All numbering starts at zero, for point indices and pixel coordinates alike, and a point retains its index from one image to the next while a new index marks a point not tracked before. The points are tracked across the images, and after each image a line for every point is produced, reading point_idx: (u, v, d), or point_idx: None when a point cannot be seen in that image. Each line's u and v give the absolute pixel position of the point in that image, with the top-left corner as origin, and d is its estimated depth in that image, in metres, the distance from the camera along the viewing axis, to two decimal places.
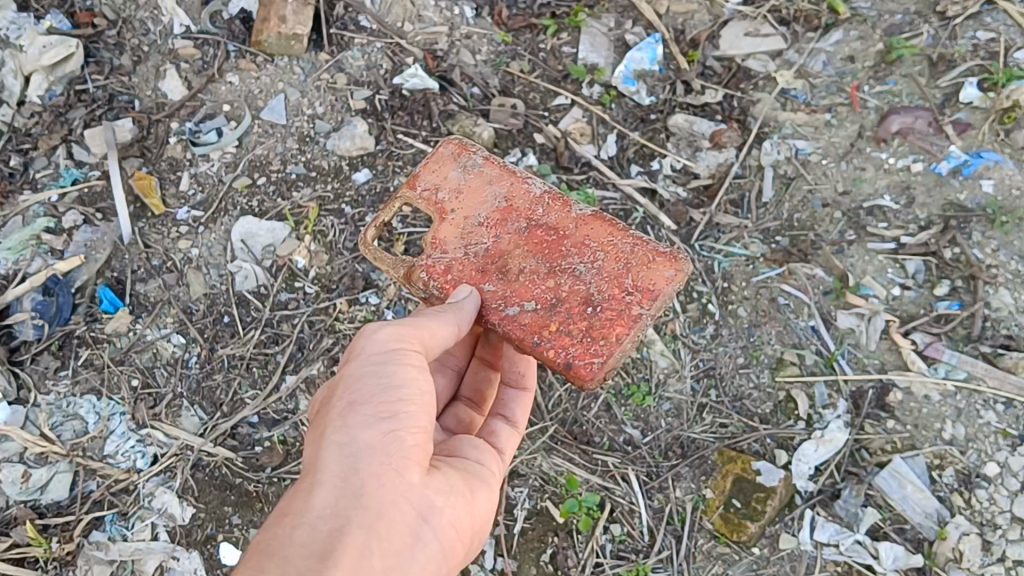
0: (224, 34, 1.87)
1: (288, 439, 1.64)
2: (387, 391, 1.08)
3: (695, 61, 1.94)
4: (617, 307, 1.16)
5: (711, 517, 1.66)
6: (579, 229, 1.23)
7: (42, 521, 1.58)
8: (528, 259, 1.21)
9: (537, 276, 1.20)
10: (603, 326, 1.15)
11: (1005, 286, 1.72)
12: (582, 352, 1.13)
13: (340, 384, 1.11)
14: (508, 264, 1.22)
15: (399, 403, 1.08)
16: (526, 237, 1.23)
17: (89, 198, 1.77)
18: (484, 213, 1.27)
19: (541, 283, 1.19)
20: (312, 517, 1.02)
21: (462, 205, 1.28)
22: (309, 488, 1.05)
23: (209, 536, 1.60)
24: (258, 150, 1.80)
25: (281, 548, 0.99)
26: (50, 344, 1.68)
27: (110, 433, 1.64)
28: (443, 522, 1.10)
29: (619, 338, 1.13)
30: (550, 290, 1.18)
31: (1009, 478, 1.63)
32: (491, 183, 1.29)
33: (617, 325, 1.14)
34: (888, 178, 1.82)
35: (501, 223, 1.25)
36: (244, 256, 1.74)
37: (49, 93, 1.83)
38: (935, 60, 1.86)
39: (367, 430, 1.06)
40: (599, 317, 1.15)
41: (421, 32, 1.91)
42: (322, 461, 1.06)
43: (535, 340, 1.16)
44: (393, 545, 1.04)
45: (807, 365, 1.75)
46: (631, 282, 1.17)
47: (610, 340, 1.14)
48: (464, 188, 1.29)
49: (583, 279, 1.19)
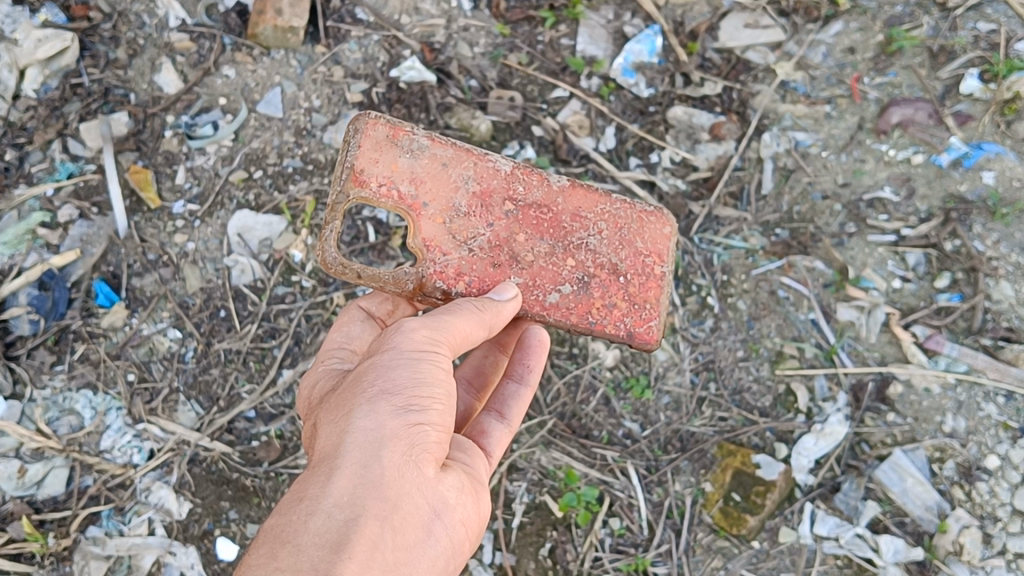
0: (220, 27, 1.84)
1: (285, 433, 1.67)
2: (417, 385, 1.10)
3: (695, 53, 1.91)
4: (642, 270, 1.35)
5: (711, 511, 1.66)
6: (568, 201, 1.34)
7: (38, 516, 1.57)
8: (538, 242, 1.31)
9: (556, 258, 1.32)
10: (641, 291, 1.34)
11: (1007, 278, 1.71)
12: (638, 320, 1.33)
13: (369, 372, 1.12)
14: (517, 251, 1.31)
15: (427, 397, 1.09)
16: (519, 219, 1.32)
17: (84, 192, 1.74)
18: (462, 200, 1.31)
19: (564, 264, 1.32)
20: (329, 505, 1.02)
21: (433, 196, 1.30)
22: (326, 475, 1.05)
23: (206, 532, 1.62)
24: (255, 144, 1.79)
25: (296, 535, 1.00)
26: (47, 338, 1.65)
27: (106, 428, 1.64)
28: (454, 518, 1.12)
29: (657, 297, 1.35)
30: (575, 269, 1.32)
31: (1010, 471, 1.62)
32: (451, 166, 1.32)
33: (652, 288, 1.35)
34: (888, 169, 1.81)
35: (487, 208, 1.31)
36: (241, 250, 1.74)
37: (45, 87, 1.77)
38: (935, 51, 1.84)
39: (393, 422, 1.07)
40: (633, 283, 1.34)
41: (419, 25, 1.89)
42: (344, 450, 1.06)
43: (588, 319, 1.32)
44: (405, 537, 1.05)
45: (806, 358, 1.74)
46: (640, 246, 1.35)
47: (652, 302, 1.34)
48: (423, 174, 1.30)
49: (598, 251, 1.33)
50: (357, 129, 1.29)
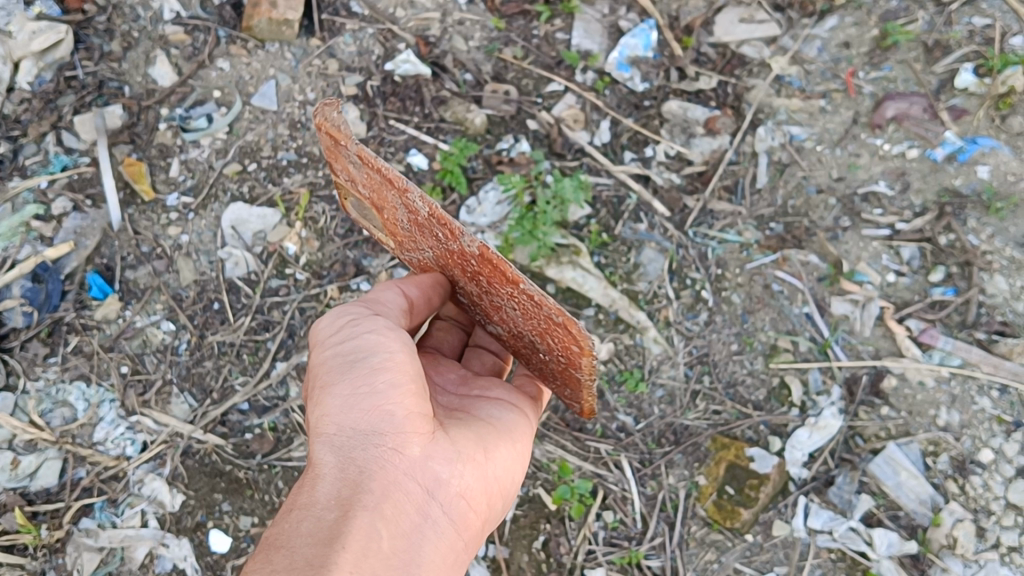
0: (215, 20, 1.84)
1: (278, 426, 1.66)
2: (357, 368, 1.10)
3: (690, 48, 1.92)
4: (558, 355, 1.17)
5: (705, 503, 1.66)
6: (479, 266, 1.10)
7: (31, 508, 1.56)
8: (465, 281, 1.20)
9: (483, 301, 1.22)
10: (561, 369, 1.21)
11: (1001, 272, 1.72)
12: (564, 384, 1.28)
13: (313, 372, 1.15)
14: (455, 276, 1.24)
15: (375, 378, 1.09)
16: (448, 256, 1.18)
17: (78, 185, 1.74)
18: (403, 218, 1.19)
19: (491, 309, 1.23)
20: (316, 508, 1.03)
21: (383, 202, 1.22)
22: (310, 483, 1.07)
23: (199, 524, 1.61)
24: (249, 136, 1.79)
25: (287, 539, 1.00)
26: (40, 330, 1.65)
27: (99, 420, 1.64)
28: (451, 494, 1.11)
29: (576, 382, 1.21)
30: (501, 318, 1.23)
31: (1003, 464, 1.62)
32: (384, 186, 1.16)
33: (569, 374, 1.20)
34: (883, 164, 1.81)
35: (421, 232, 1.19)
36: (234, 242, 1.74)
37: (39, 79, 1.77)
38: (930, 46, 1.85)
39: (351, 413, 1.09)
40: (552, 360, 1.21)
41: (413, 18, 1.89)
42: (318, 454, 1.08)
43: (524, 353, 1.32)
44: (399, 526, 1.05)
45: (800, 352, 1.74)
46: (553, 340, 1.12)
47: (573, 382, 1.21)
48: (368, 184, 1.20)
49: (516, 319, 1.18)
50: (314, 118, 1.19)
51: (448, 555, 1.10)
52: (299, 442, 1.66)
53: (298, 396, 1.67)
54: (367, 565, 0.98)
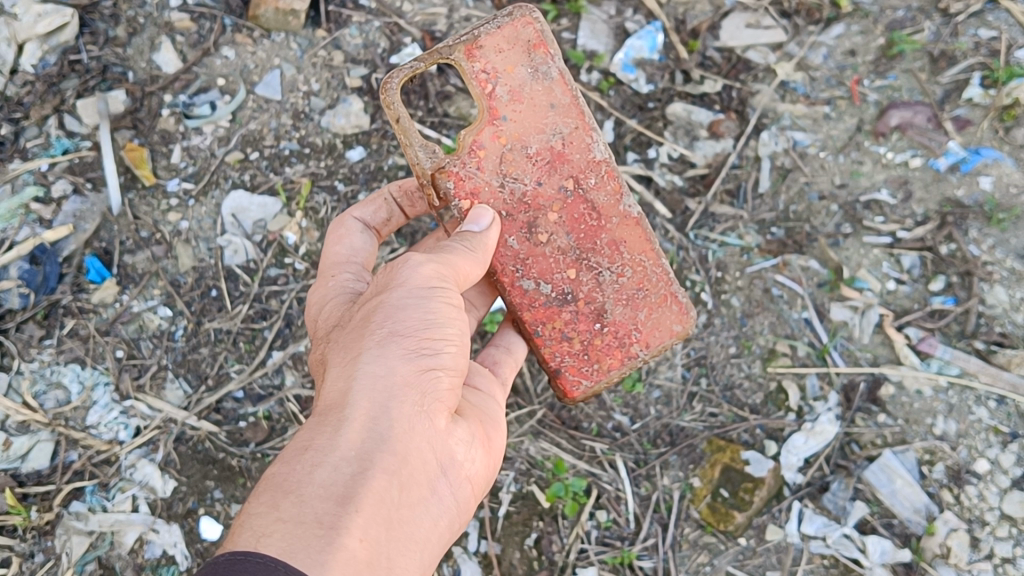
0: (221, 8, 1.84)
1: (273, 415, 1.67)
2: (428, 327, 1.15)
3: (695, 51, 1.91)
4: (620, 338, 1.35)
5: (699, 506, 1.65)
6: (576, 250, 1.34)
7: (22, 490, 1.55)
8: (560, 226, 1.33)
9: (561, 259, 1.34)
10: (602, 349, 1.35)
11: (1002, 283, 1.72)
12: (574, 368, 1.35)
13: (381, 311, 1.17)
14: (537, 221, 1.33)
15: (438, 343, 1.15)
16: (566, 203, 1.34)
17: (79, 168, 1.73)
18: (533, 151, 1.33)
19: (563, 268, 1.34)
20: (335, 457, 1.04)
21: (517, 119, 1.33)
22: (336, 425, 1.08)
23: (190, 511, 1.60)
24: (252, 125, 1.79)
25: (299, 487, 1.01)
26: (36, 312, 1.64)
27: (93, 404, 1.63)
28: (458, 475, 1.18)
29: (609, 367, 1.35)
30: (568, 280, 1.34)
31: (999, 475, 1.61)
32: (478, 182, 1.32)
33: (614, 359, 1.35)
34: (886, 172, 1.81)
35: (549, 168, 1.33)
36: (233, 230, 1.75)
37: (43, 62, 1.76)
38: (936, 56, 1.85)
39: (401, 365, 1.12)
40: (599, 339, 1.35)
41: (420, 13, 1.87)
42: (353, 399, 1.09)
43: (537, 329, 1.34)
44: (409, 493, 1.08)
45: (798, 357, 1.74)
46: (641, 317, 1.35)
47: (600, 367, 1.35)
48: (529, 89, 1.33)
49: (602, 286, 1.34)
50: (514, 13, 1.35)
51: (440, 534, 1.15)
52: (293, 432, 1.67)
53: (294, 385, 1.68)
54: (376, 529, 1.01)
